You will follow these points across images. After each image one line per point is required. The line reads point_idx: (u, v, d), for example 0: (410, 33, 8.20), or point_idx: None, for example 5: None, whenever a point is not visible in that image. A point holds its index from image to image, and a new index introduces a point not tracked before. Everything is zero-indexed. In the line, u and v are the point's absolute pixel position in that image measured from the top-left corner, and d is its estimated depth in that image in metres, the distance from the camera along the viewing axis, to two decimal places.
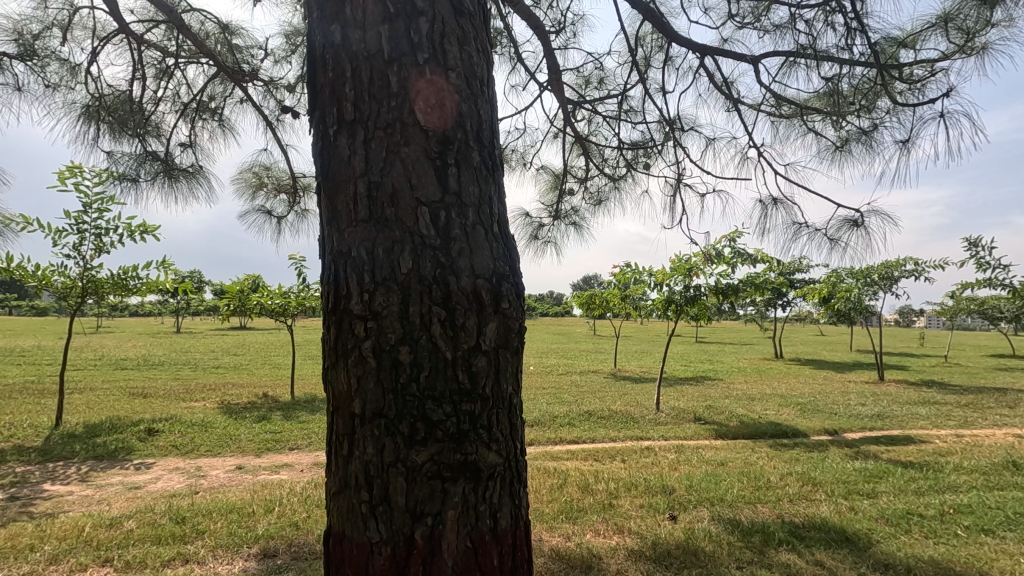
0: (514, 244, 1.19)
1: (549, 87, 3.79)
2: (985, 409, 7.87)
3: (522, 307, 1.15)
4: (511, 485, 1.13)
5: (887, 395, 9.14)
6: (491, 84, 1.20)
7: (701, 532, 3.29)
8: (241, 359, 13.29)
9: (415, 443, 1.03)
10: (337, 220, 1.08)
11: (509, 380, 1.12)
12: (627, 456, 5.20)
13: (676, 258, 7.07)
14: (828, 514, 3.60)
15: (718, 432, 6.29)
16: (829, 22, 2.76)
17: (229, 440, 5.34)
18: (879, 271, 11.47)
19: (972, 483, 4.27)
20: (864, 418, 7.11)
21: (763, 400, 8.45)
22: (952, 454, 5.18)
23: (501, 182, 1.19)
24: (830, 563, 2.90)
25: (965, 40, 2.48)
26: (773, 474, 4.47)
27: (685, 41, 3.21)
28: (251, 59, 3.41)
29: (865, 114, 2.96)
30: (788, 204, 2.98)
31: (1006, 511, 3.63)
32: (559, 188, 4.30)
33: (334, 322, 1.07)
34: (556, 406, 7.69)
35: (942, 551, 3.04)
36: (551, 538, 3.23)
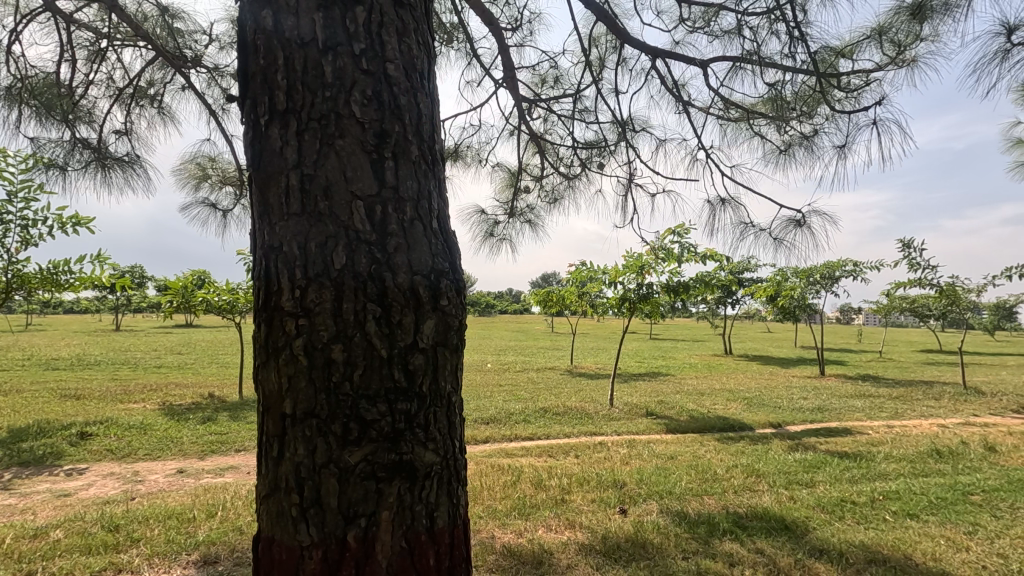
0: (455, 240, 1.17)
1: (505, 84, 3.80)
2: (914, 400, 8.38)
3: (463, 303, 1.14)
4: (448, 484, 1.12)
5: (827, 389, 9.62)
6: (432, 77, 1.18)
7: (650, 524, 3.37)
8: (185, 358, 12.73)
9: (348, 443, 1.00)
10: (267, 213, 1.04)
11: (450, 378, 1.12)
12: (580, 452, 5.27)
13: (628, 256, 7.23)
14: (769, 503, 3.75)
15: (669, 427, 6.46)
16: (773, 30, 2.87)
17: (169, 443, 5.11)
18: (821, 271, 12.06)
19: (900, 471, 4.55)
20: (805, 411, 7.46)
21: (712, 395, 8.76)
22: (882, 444, 5.50)
23: (442, 177, 1.18)
24: (769, 551, 3.02)
25: (897, 52, 2.63)
26: (720, 467, 4.62)
27: (636, 43, 3.27)
28: (194, 44, 3.26)
29: (806, 119, 3.10)
30: (734, 203, 3.08)
31: (929, 496, 3.89)
32: (514, 185, 4.32)
33: (265, 319, 1.03)
34: (513, 403, 7.72)
35: (871, 536, 3.22)
36: (503, 535, 3.24)
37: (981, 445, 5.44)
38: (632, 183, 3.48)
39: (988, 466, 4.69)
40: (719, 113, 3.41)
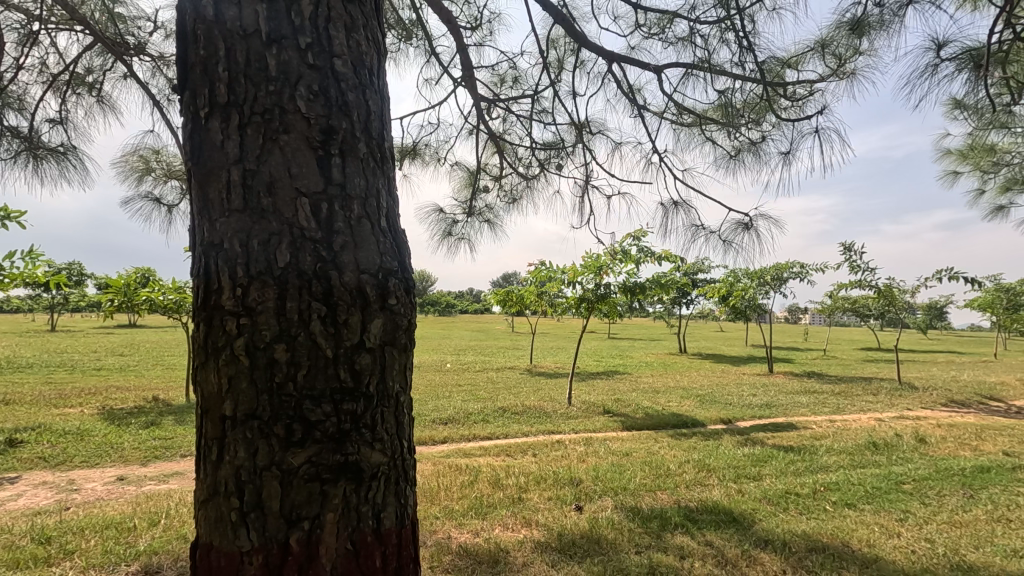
0: (405, 239, 1.17)
1: (463, 83, 3.79)
2: (854, 396, 8.82)
3: (412, 303, 1.14)
4: (396, 485, 1.11)
5: (775, 385, 10.01)
6: (382, 74, 1.17)
7: (605, 520, 3.43)
8: (128, 359, 12.16)
9: (291, 445, 0.98)
10: (207, 209, 1.01)
11: (398, 378, 1.11)
12: (537, 450, 5.31)
13: (586, 256, 7.32)
14: (718, 497, 3.88)
15: (625, 424, 6.59)
16: (723, 39, 2.97)
17: (109, 449, 4.86)
18: (770, 273, 12.54)
19: (840, 463, 4.78)
20: (754, 407, 7.74)
21: (666, 392, 8.98)
22: (825, 438, 5.77)
23: (392, 175, 1.17)
24: (718, 543, 3.12)
25: (838, 65, 2.75)
26: (673, 462, 4.74)
27: (594, 47, 3.32)
28: (137, 31, 3.11)
29: (754, 126, 3.22)
30: (686, 206, 3.17)
31: (865, 486, 4.10)
32: (473, 184, 4.32)
33: (204, 319, 1.00)
34: (471, 403, 7.70)
35: (813, 525, 3.38)
36: (459, 535, 3.23)
37: (913, 437, 5.78)
38: (588, 185, 3.53)
39: (919, 456, 4.99)
40: (673, 117, 3.50)
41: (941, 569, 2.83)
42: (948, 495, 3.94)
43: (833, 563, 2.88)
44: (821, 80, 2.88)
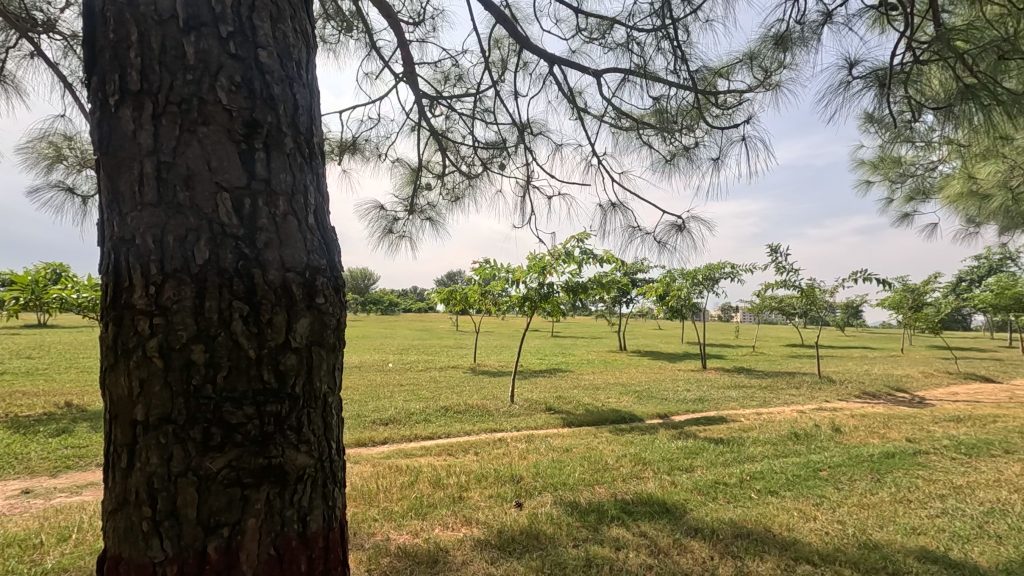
0: (334, 236, 1.15)
1: (405, 79, 3.74)
2: (779, 390, 9.38)
3: (341, 301, 1.12)
4: (323, 487, 1.10)
5: (708, 381, 10.49)
6: (311, 68, 1.15)
7: (544, 516, 3.49)
8: (36, 362, 11.19)
9: (210, 449, 0.94)
10: (118, 202, 0.96)
11: (327, 378, 1.10)
12: (479, 449, 5.33)
13: (530, 256, 7.40)
14: (653, 489, 4.03)
15: (566, 421, 6.71)
16: (659, 47, 3.08)
17: (12, 461, 4.47)
18: (704, 273, 13.14)
19: (765, 453, 5.07)
20: (688, 402, 8.08)
21: (606, 389, 9.22)
22: (752, 430, 6.11)
23: (321, 171, 1.15)
24: (651, 533, 3.24)
25: (764, 77, 2.92)
26: (610, 457, 4.88)
27: (536, 49, 3.36)
28: (46, 7, 2.88)
29: (687, 132, 3.36)
30: (623, 208, 3.27)
31: (787, 474, 4.37)
32: (414, 182, 4.27)
33: (113, 318, 0.95)
34: (413, 403, 7.61)
35: (739, 512, 3.57)
36: (398, 536, 3.19)
37: (830, 427, 6.21)
38: (529, 185, 3.58)
39: (834, 445, 5.37)
40: (612, 121, 3.60)
41: (850, 548, 3.07)
42: (858, 479, 4.27)
43: (756, 547, 3.06)
44: (749, 91, 3.04)
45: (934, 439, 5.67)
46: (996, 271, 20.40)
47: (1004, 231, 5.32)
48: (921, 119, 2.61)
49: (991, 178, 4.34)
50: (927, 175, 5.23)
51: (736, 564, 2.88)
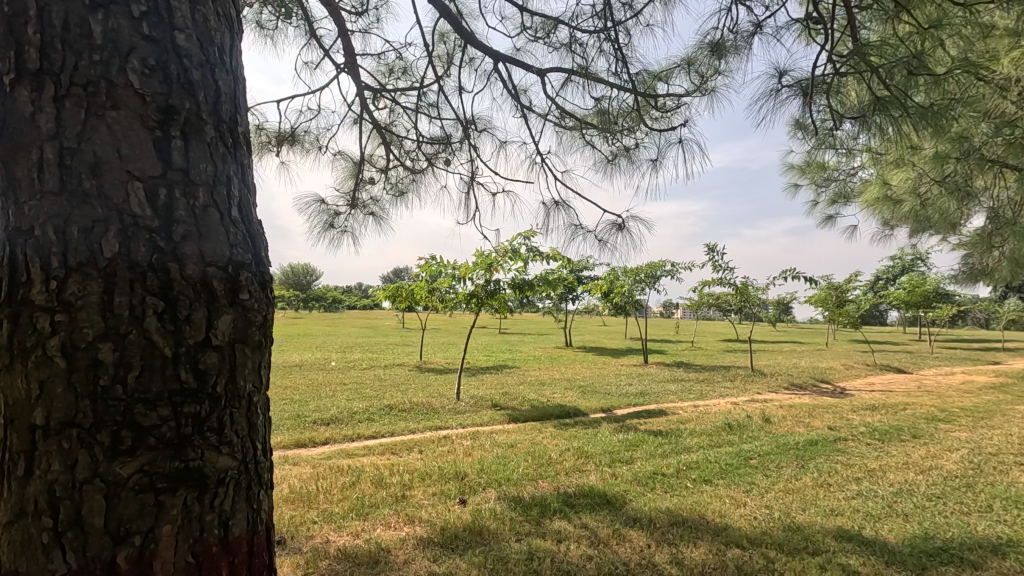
0: (259, 231, 1.12)
1: (346, 70, 3.65)
2: (715, 383, 9.81)
3: (267, 297, 1.10)
4: (247, 490, 1.08)
5: (649, 375, 10.83)
6: (235, 54, 1.12)
7: (488, 512, 3.50)
8: None
9: (119, 454, 0.89)
10: (14, 189, 0.89)
11: (252, 377, 1.08)
12: (424, 447, 5.28)
13: (477, 252, 7.39)
14: (595, 481, 4.12)
15: (512, 417, 6.75)
16: (601, 49, 3.15)
17: None
18: (646, 270, 13.56)
19: (700, 443, 5.29)
20: (630, 396, 8.31)
21: (552, 385, 9.35)
22: (689, 421, 6.36)
23: (246, 162, 1.12)
24: (592, 524, 3.32)
25: (701, 82, 3.03)
26: (554, 451, 4.96)
27: (481, 45, 3.36)
28: None
29: (629, 134, 3.45)
30: (565, 206, 3.32)
31: (720, 463, 4.58)
32: (356, 176, 4.18)
33: (7, 316, 0.87)
34: (356, 402, 7.45)
35: (676, 501, 3.71)
36: (338, 538, 3.12)
37: (760, 418, 6.55)
38: (473, 181, 3.58)
39: (764, 434, 5.68)
40: (555, 120, 3.64)
41: (776, 531, 3.25)
42: (784, 466, 4.53)
43: (690, 534, 3.19)
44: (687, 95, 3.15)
45: (852, 427, 6.09)
46: (908, 271, 22.10)
47: (914, 233, 5.77)
48: (841, 128, 2.78)
49: (902, 185, 4.70)
50: (848, 179, 5.59)
51: (672, 551, 2.99)
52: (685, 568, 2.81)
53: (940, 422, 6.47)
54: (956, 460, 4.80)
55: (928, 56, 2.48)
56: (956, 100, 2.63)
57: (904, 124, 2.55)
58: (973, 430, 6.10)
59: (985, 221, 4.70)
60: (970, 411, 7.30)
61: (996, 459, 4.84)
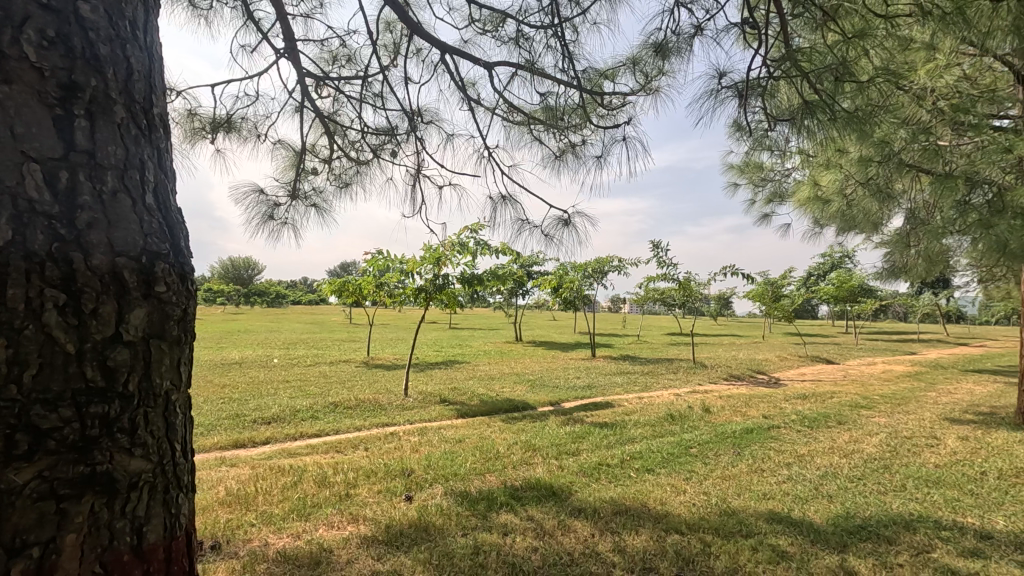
0: (175, 220, 1.12)
1: (286, 55, 3.50)
2: (659, 375, 10.11)
3: (186, 291, 1.10)
4: (164, 495, 1.08)
5: (596, 368, 11.04)
6: (147, 32, 1.14)
7: (433, 508, 3.47)
8: None
9: (13, 460, 0.85)
10: None
11: (170, 374, 1.08)
12: (370, 444, 5.19)
13: (425, 246, 7.29)
14: (541, 474, 4.17)
15: (460, 412, 6.73)
16: (547, 45, 3.17)
17: None
18: (594, 266, 13.80)
19: (644, 434, 5.44)
20: (577, 389, 8.45)
21: (501, 379, 9.39)
22: (633, 413, 6.53)
23: (161, 145, 1.14)
24: (538, 516, 3.36)
25: (646, 82, 3.11)
26: (501, 445, 4.98)
27: (428, 36, 3.30)
28: None
29: (576, 130, 3.47)
30: (513, 201, 3.34)
31: (662, 452, 4.73)
32: (297, 166, 4.03)
33: None
34: (299, 400, 7.22)
35: (619, 491, 3.81)
36: (277, 540, 3.02)
37: (701, 408, 6.80)
38: (420, 174, 3.54)
39: (703, 424, 5.90)
40: (504, 115, 3.63)
41: (713, 516, 3.39)
42: (722, 454, 4.73)
43: (632, 522, 3.28)
44: (632, 94, 3.21)
45: (785, 415, 6.44)
46: (837, 268, 23.48)
47: (840, 232, 6.14)
48: (777, 128, 2.88)
49: (831, 185, 4.98)
50: (783, 180, 5.88)
51: (615, 539, 3.06)
52: (627, 555, 2.88)
53: (863, 409, 6.92)
54: (875, 443, 5.15)
55: (854, 63, 2.61)
56: (879, 107, 2.78)
57: (833, 128, 2.69)
58: (891, 416, 6.57)
59: (903, 221, 5.04)
60: (889, 398, 7.85)
61: (910, 442, 5.23)
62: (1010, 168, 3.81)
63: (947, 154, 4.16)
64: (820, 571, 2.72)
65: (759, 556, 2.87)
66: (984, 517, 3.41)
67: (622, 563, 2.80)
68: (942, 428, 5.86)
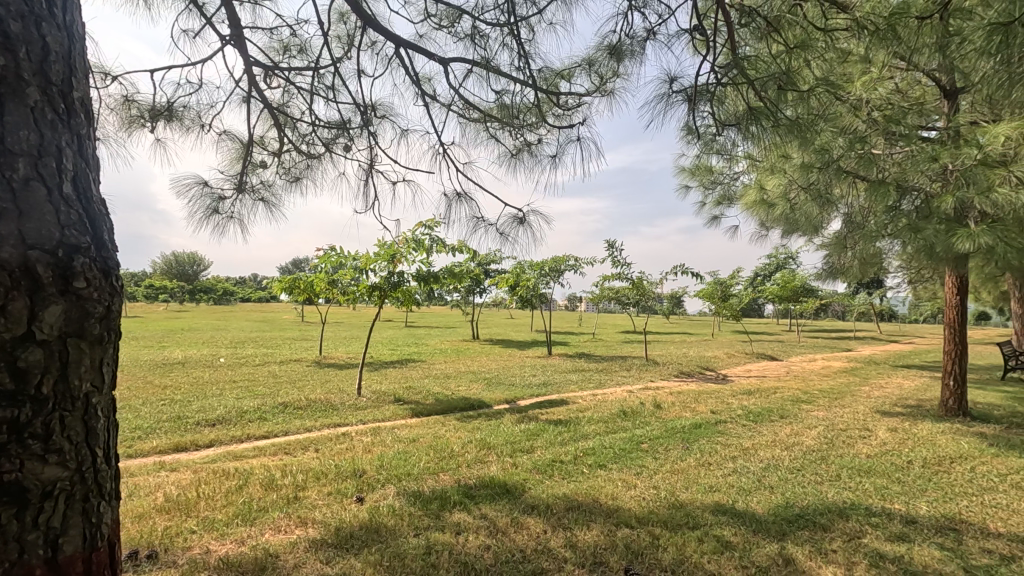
0: (99, 213, 1.09)
1: (232, 42, 3.37)
2: (613, 373, 10.31)
3: (111, 287, 1.06)
4: (83, 502, 1.06)
5: (552, 366, 11.15)
6: (68, 10, 1.09)
7: (386, 508, 3.42)
8: None
9: None
10: None
11: (90, 376, 1.06)
12: (320, 445, 5.06)
13: (379, 243, 7.16)
14: (495, 472, 4.18)
15: (414, 411, 6.66)
16: (503, 43, 3.17)
17: None
18: (551, 265, 13.92)
19: (597, 430, 5.53)
20: (532, 387, 8.51)
21: (457, 378, 9.34)
22: (587, 410, 6.63)
23: (82, 131, 1.10)
24: (491, 514, 3.36)
25: (600, 83, 3.16)
26: (456, 444, 4.96)
27: (382, 28, 3.25)
28: None
29: (532, 129, 3.49)
30: (468, 199, 3.32)
31: (614, 448, 4.82)
32: (244, 159, 3.89)
33: None
34: (246, 401, 6.97)
35: (572, 487, 3.86)
36: (220, 547, 2.91)
37: (652, 404, 6.97)
38: (372, 170, 3.47)
39: (654, 420, 6.05)
40: (460, 112, 3.61)
41: (662, 509, 3.48)
42: (672, 449, 4.86)
43: (584, 517, 3.32)
44: (587, 95, 3.25)
45: (731, 410, 6.67)
46: (782, 269, 24.52)
47: (784, 234, 6.41)
48: (724, 133, 2.96)
49: (776, 189, 5.20)
50: (731, 183, 6.11)
51: (567, 535, 3.10)
52: (578, 550, 2.92)
53: (803, 403, 7.25)
54: (813, 436, 5.41)
55: (795, 73, 2.74)
56: (819, 116, 2.91)
57: (776, 134, 2.80)
58: (828, 409, 6.92)
59: (841, 225, 5.31)
60: (827, 393, 8.26)
61: (845, 434, 5.52)
62: (935, 177, 4.07)
63: (881, 162, 4.41)
64: (762, 559, 2.84)
65: (705, 547, 2.96)
66: (909, 503, 3.64)
67: (573, 558, 2.83)
68: (874, 421, 6.22)
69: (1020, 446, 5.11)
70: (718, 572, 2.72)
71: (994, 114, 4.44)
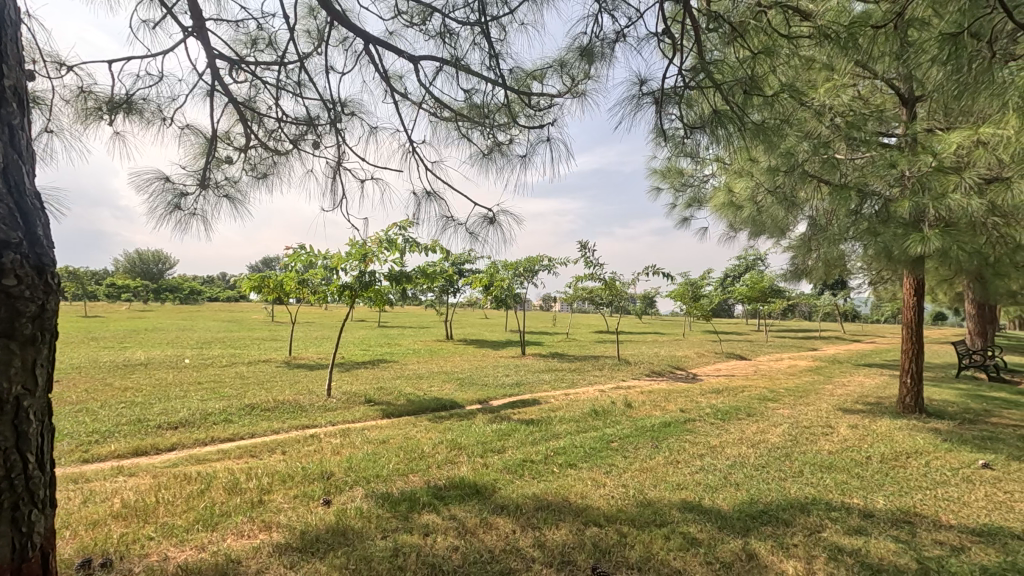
0: (29, 210, 1.14)
1: (195, 34, 3.27)
2: (585, 372, 10.39)
3: (40, 284, 1.12)
4: (12, 495, 1.13)
5: (526, 366, 11.18)
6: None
7: (353, 511, 3.38)
8: None
9: None
10: None
11: (21, 378, 1.12)
12: (287, 447, 4.97)
13: (350, 243, 7.05)
14: (465, 472, 4.16)
15: (385, 412, 6.60)
16: (475, 41, 3.16)
17: None
18: (524, 265, 13.97)
19: (568, 430, 5.56)
20: (505, 387, 8.51)
21: (429, 378, 9.29)
22: (559, 409, 6.67)
23: (13, 125, 1.13)
24: (460, 515, 3.35)
25: (571, 84, 3.18)
26: (426, 445, 4.92)
27: (350, 24, 3.20)
28: None
29: (504, 129, 3.49)
30: (438, 197, 3.30)
31: (585, 448, 4.85)
32: (208, 154, 3.79)
33: None
34: (212, 402, 6.80)
35: (542, 486, 3.87)
36: (179, 553, 2.82)
37: (623, 403, 7.04)
38: (341, 167, 3.42)
39: (625, 419, 6.12)
40: (431, 111, 3.59)
41: (630, 507, 3.52)
42: (641, 447, 4.92)
43: (553, 517, 3.33)
44: (559, 96, 3.27)
45: (699, 408, 6.79)
46: (750, 270, 25.07)
47: (752, 236, 6.55)
48: (692, 136, 2.99)
49: (743, 193, 5.31)
50: (701, 185, 6.23)
51: (535, 535, 3.10)
52: (546, 550, 2.93)
53: (769, 402, 7.43)
54: (778, 433, 5.54)
55: (761, 78, 2.78)
56: (783, 121, 2.97)
57: (742, 137, 2.85)
58: (793, 407, 7.10)
59: (806, 227, 5.44)
60: (792, 391, 8.49)
61: (808, 431, 5.67)
62: (893, 182, 4.21)
63: (844, 167, 4.53)
64: (726, 554, 2.89)
65: (671, 544, 3.00)
66: (867, 497, 3.76)
67: (542, 558, 2.84)
68: (836, 418, 6.40)
69: (971, 441, 5.34)
70: (683, 569, 2.75)
71: (948, 122, 4.62)
